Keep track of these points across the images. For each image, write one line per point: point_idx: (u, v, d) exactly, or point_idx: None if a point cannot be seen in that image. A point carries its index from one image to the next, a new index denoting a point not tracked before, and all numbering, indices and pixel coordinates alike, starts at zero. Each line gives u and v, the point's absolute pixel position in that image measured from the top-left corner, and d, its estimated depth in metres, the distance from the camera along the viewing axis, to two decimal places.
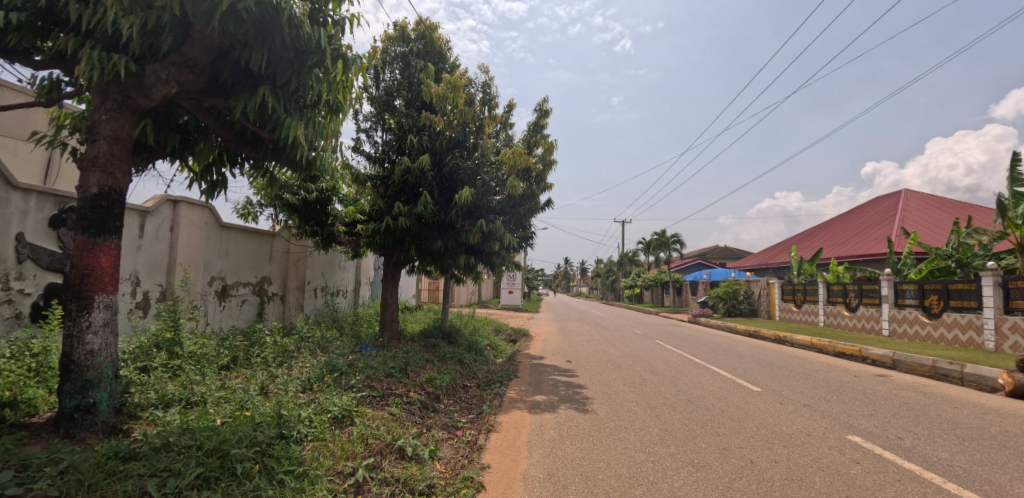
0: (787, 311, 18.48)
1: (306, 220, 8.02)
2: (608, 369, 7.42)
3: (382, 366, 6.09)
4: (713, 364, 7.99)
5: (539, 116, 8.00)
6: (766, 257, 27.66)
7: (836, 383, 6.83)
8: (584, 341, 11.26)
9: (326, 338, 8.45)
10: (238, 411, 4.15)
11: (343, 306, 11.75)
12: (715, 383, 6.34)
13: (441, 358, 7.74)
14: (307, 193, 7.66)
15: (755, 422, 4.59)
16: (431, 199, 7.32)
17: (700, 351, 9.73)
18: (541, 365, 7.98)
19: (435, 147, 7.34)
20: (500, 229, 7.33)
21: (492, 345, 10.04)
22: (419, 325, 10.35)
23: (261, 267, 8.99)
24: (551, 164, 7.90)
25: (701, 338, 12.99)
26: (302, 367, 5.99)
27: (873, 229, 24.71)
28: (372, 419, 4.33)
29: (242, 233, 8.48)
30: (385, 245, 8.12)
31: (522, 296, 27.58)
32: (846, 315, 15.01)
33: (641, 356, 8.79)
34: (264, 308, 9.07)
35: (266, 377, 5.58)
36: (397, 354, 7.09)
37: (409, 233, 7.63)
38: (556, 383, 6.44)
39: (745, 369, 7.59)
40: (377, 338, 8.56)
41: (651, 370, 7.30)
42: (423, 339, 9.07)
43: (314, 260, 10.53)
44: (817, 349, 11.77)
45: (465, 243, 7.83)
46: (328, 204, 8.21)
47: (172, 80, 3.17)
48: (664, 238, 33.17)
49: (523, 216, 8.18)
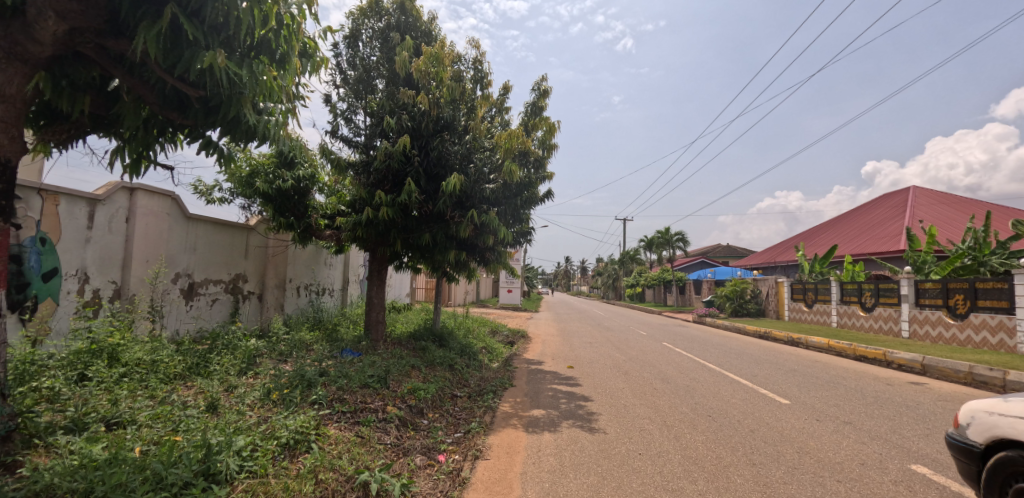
0: (798, 311, 17.70)
1: (281, 214, 7.27)
2: (614, 377, 6.66)
3: (359, 375, 5.35)
4: (730, 371, 7.24)
5: (537, 96, 7.23)
6: (772, 255, 26.90)
7: (871, 393, 6.05)
8: (587, 343, 10.50)
9: (304, 341, 7.71)
10: (169, 434, 3.41)
11: (329, 305, 11.00)
12: (736, 395, 5.58)
13: (430, 363, 7.00)
14: (281, 183, 6.91)
15: (794, 446, 3.84)
16: (418, 188, 6.58)
17: (712, 355, 8.97)
18: (540, 371, 7.22)
19: (420, 129, 6.60)
20: (494, 220, 6.55)
21: (487, 348, 9.27)
22: (409, 326, 9.60)
23: (235, 264, 8.25)
24: (551, 148, 7.14)
25: (711, 340, 12.21)
26: (267, 377, 5.25)
27: (884, 225, 23.92)
28: (334, 444, 3.59)
29: (213, 226, 7.74)
30: (368, 239, 7.37)
31: (522, 294, 26.87)
32: (862, 316, 14.23)
33: (649, 361, 8.04)
34: (239, 308, 8.32)
35: (222, 391, 4.82)
36: (379, 360, 6.35)
37: (395, 226, 6.89)
38: (556, 394, 5.68)
39: (767, 377, 6.81)
40: (360, 341, 7.81)
41: (662, 378, 6.53)
42: (411, 342, 8.33)
43: (296, 256, 9.79)
44: (835, 352, 11.02)
45: (456, 236, 7.07)
46: (306, 195, 7.47)
47: (49, 10, 2.51)
48: (666, 235, 32.39)
49: (520, 208, 7.41)
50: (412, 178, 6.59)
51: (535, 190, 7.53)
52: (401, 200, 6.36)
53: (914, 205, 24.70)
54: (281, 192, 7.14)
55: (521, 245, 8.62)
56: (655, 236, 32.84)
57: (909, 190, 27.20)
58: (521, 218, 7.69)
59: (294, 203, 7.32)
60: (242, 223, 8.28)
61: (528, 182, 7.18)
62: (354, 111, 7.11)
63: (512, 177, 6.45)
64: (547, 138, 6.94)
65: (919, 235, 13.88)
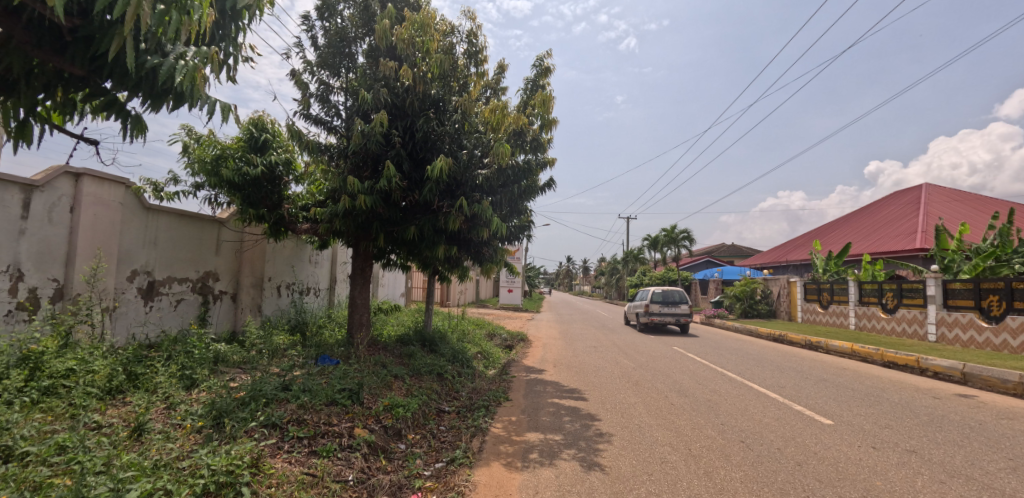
0: (812, 312, 16.88)
1: (252, 205, 6.52)
2: (623, 388, 5.87)
3: (324, 388, 4.57)
4: (753, 381, 6.44)
5: (538, 73, 6.45)
6: (781, 254, 26.03)
7: (922, 410, 5.24)
8: (591, 348, 9.72)
9: (277, 348, 6.92)
10: (59, 477, 2.64)
11: (314, 307, 10.22)
12: (767, 413, 4.80)
13: (415, 372, 6.22)
14: (247, 170, 6.13)
15: (858, 489, 3.05)
16: (400, 173, 5.84)
17: (729, 362, 8.18)
18: (539, 382, 6.43)
19: (402, 109, 5.87)
20: (488, 211, 5.76)
21: (482, 353, 8.50)
22: (398, 330, 8.82)
23: (204, 261, 7.47)
24: (552, 130, 6.35)
25: (723, 343, 11.41)
26: (219, 392, 4.47)
27: (898, 223, 23.07)
28: (276, 487, 2.81)
29: (177, 218, 6.98)
30: (348, 233, 6.61)
31: (522, 294, 26.11)
32: (883, 318, 13.41)
33: (660, 369, 7.27)
34: (209, 309, 7.55)
35: (157, 414, 4.04)
36: (356, 369, 5.57)
37: (375, 216, 6.18)
38: (557, 411, 4.90)
39: (798, 390, 5.99)
40: (339, 347, 7.02)
41: (677, 391, 5.74)
42: (398, 347, 7.57)
43: (276, 252, 9.00)
44: (860, 357, 10.19)
45: (446, 230, 6.28)
46: (280, 183, 6.72)
47: None
48: (671, 234, 31.52)
49: (517, 198, 6.62)
50: (394, 162, 5.85)
51: (534, 179, 6.75)
52: (380, 187, 5.63)
53: (928, 202, 23.84)
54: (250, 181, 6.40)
55: (520, 240, 7.83)
56: (659, 235, 31.98)
57: (921, 188, 26.34)
58: (519, 210, 6.90)
59: (268, 192, 6.57)
60: (214, 217, 7.53)
61: (525, 168, 6.41)
62: (331, 92, 6.42)
63: (504, 159, 5.69)
64: (547, 119, 6.16)
65: (943, 232, 13.06)
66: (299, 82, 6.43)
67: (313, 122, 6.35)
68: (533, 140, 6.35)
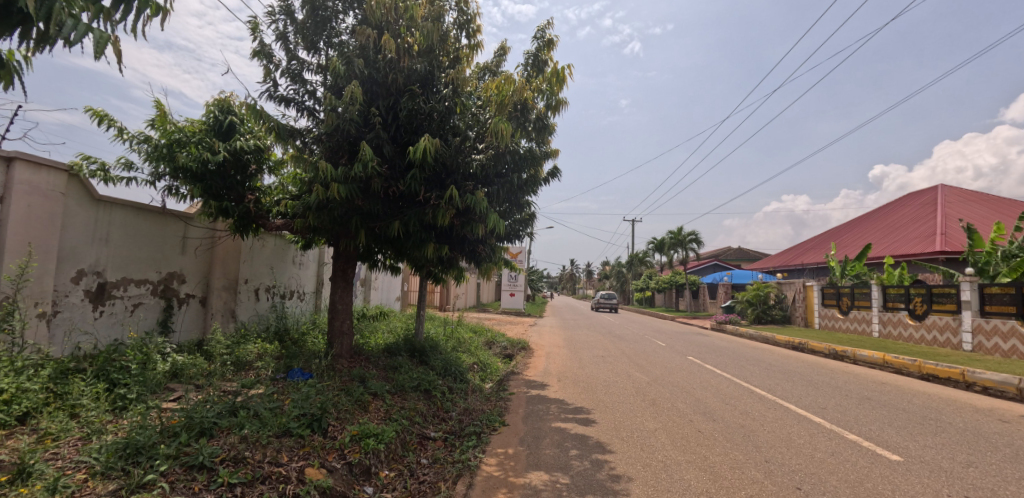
0: (831, 318, 15.98)
1: (214, 196, 5.77)
2: (639, 410, 5.03)
3: (277, 415, 3.76)
4: (788, 400, 5.60)
5: (540, 46, 5.65)
6: (793, 257, 25.10)
7: (999, 440, 4.38)
8: (598, 358, 8.86)
9: (244, 360, 6.11)
10: None
11: (296, 312, 9.43)
12: (819, 447, 3.95)
13: (400, 389, 5.41)
14: (207, 155, 5.37)
15: None
16: (379, 158, 5.04)
17: (753, 375, 7.33)
18: (542, 400, 5.60)
19: (384, 86, 5.11)
20: (483, 203, 4.92)
21: (479, 363, 7.68)
22: (385, 339, 8.01)
23: (169, 261, 6.70)
24: (560, 110, 5.54)
25: (740, 352, 10.54)
26: (148, 420, 3.64)
27: (916, 224, 22.10)
28: None
29: (134, 212, 6.22)
30: (325, 230, 5.80)
31: (525, 297, 25.36)
32: (912, 325, 12.51)
33: (678, 384, 6.43)
34: (173, 314, 6.77)
35: (49, 454, 3.17)
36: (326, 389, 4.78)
37: (354, 208, 5.38)
38: (562, 440, 4.08)
39: (844, 413, 5.14)
40: (315, 358, 6.21)
41: (704, 414, 4.91)
42: (383, 359, 6.75)
43: (254, 252, 8.20)
44: (893, 369, 9.29)
45: (434, 226, 5.49)
46: (248, 173, 5.93)
47: None
48: (678, 236, 30.56)
49: (517, 190, 5.80)
50: (373, 145, 5.05)
51: (537, 167, 5.92)
52: (356, 174, 4.85)
53: (945, 204, 22.88)
54: (210, 169, 5.65)
55: (521, 239, 7.01)
56: (665, 237, 31.13)
57: (937, 190, 25.35)
58: (522, 204, 6.07)
59: (234, 181, 5.82)
60: (180, 211, 6.74)
61: (528, 154, 5.58)
62: (306, 69, 5.68)
63: (504, 140, 4.83)
64: (556, 96, 5.35)
65: (977, 233, 12.14)
66: (269, 57, 5.70)
67: (282, 103, 5.62)
68: (537, 120, 5.52)
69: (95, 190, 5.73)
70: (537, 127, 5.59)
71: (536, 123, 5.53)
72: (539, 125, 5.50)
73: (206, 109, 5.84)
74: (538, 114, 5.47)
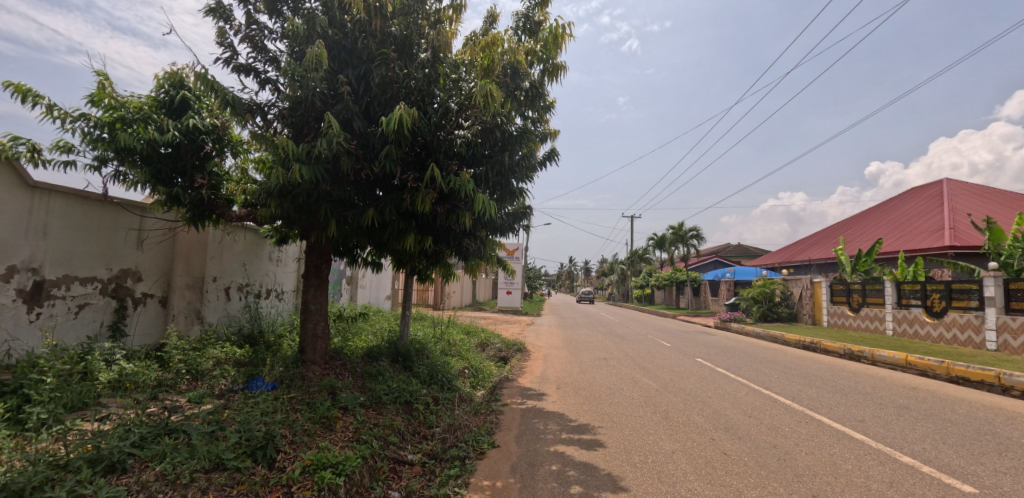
0: (840, 316, 15.37)
1: (164, 182, 5.04)
2: (652, 425, 4.36)
3: (213, 443, 3.08)
4: (818, 411, 4.92)
5: (533, 5, 4.91)
6: (797, 253, 24.45)
7: None
8: (600, 361, 8.18)
9: (202, 368, 5.39)
10: None
11: (274, 312, 8.69)
12: (872, 475, 3.28)
13: (376, 401, 4.70)
14: (153, 134, 4.65)
15: None
16: (348, 134, 4.34)
17: (772, 379, 6.66)
18: (539, 413, 4.91)
19: (355, 52, 4.38)
20: (469, 186, 4.22)
21: (470, 368, 6.99)
22: (368, 342, 7.29)
23: (122, 257, 5.96)
24: (558, 76, 4.87)
25: (752, 352, 9.87)
26: (49, 451, 2.92)
27: (924, 218, 21.48)
28: None
29: (78, 201, 5.48)
30: (291, 220, 5.09)
31: (523, 295, 24.71)
32: (929, 323, 11.89)
33: (692, 391, 5.74)
34: (126, 317, 6.04)
35: None
36: (284, 410, 4.08)
37: (321, 194, 4.68)
38: (562, 469, 3.39)
39: (886, 428, 4.47)
40: (283, 366, 5.51)
41: (727, 430, 4.23)
42: (362, 365, 6.06)
43: (223, 247, 7.46)
44: (916, 370, 8.64)
45: (415, 213, 4.77)
46: (205, 155, 5.20)
47: None
48: (679, 232, 29.83)
49: (510, 174, 5.06)
50: (342, 119, 4.34)
51: (532, 147, 5.23)
52: (321, 152, 4.13)
53: (953, 198, 22.28)
54: (158, 151, 4.92)
55: (515, 232, 6.33)
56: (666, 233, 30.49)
57: (942, 183, 24.78)
58: (515, 192, 5.36)
59: (187, 165, 5.09)
60: (135, 201, 6.01)
61: (522, 131, 4.87)
62: (267, 35, 4.93)
63: (493, 107, 4.12)
64: (554, 61, 4.70)
65: (998, 225, 11.50)
66: (226, 21, 4.97)
67: (240, 73, 4.87)
68: (530, 87, 4.73)
69: (28, 175, 4.98)
70: (531, 98, 4.81)
71: (530, 92, 4.75)
72: (533, 93, 4.71)
73: (156, 83, 5.12)
74: (531, 80, 4.69)
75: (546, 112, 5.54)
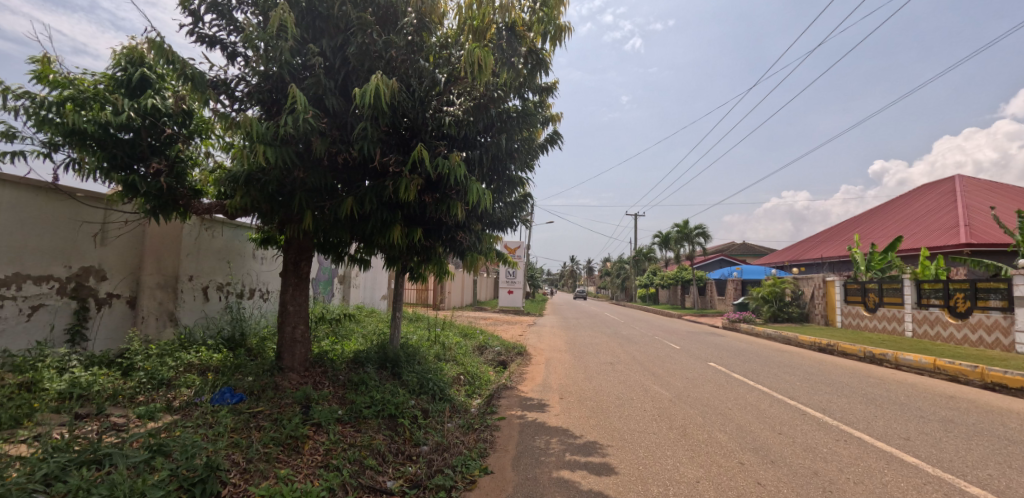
0: (855, 316, 14.75)
1: (121, 169, 4.51)
2: (669, 445, 3.79)
3: (140, 476, 2.54)
4: (856, 427, 4.34)
5: None
6: (807, 251, 23.82)
7: None
8: (607, 366, 7.62)
9: (165, 377, 4.82)
10: None
11: (257, 314, 8.14)
12: None
13: (354, 416, 4.15)
14: (102, 113, 4.12)
15: None
16: (319, 112, 3.78)
17: (795, 387, 6.08)
18: (540, 429, 4.35)
19: (330, 20, 3.75)
20: (460, 169, 3.63)
21: (466, 374, 6.42)
22: (357, 346, 6.73)
23: (84, 254, 5.43)
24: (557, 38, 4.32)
25: (767, 356, 9.31)
26: None
27: (939, 215, 20.83)
28: None
29: (29, 191, 4.92)
30: (263, 212, 4.53)
31: (524, 295, 24.17)
32: (952, 324, 11.27)
33: (710, 402, 5.16)
34: (88, 319, 5.51)
35: None
36: (245, 431, 3.54)
37: (294, 181, 4.13)
38: None
39: (939, 449, 3.88)
40: (257, 373, 4.96)
41: (757, 452, 3.65)
42: (346, 372, 5.50)
43: (201, 244, 6.91)
44: (947, 376, 8.04)
45: (400, 202, 4.20)
46: (166, 139, 4.65)
47: None
48: (685, 229, 29.22)
49: (507, 159, 4.47)
50: (313, 95, 3.78)
51: (533, 130, 4.69)
52: (287, 131, 3.57)
53: (968, 193, 21.62)
54: (112, 134, 4.37)
55: (515, 227, 5.75)
56: (670, 231, 29.88)
57: (955, 179, 24.10)
58: (513, 181, 4.79)
59: (147, 150, 4.55)
60: (96, 192, 5.46)
61: (521, 111, 4.31)
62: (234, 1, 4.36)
63: (487, 75, 3.57)
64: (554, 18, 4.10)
65: None
66: None
67: (203, 45, 4.31)
68: (530, 54, 4.14)
69: None
70: (531, 70, 4.24)
71: (529, 62, 4.18)
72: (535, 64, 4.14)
73: (112, 59, 4.56)
74: (530, 44, 4.09)
75: (548, 94, 5.01)
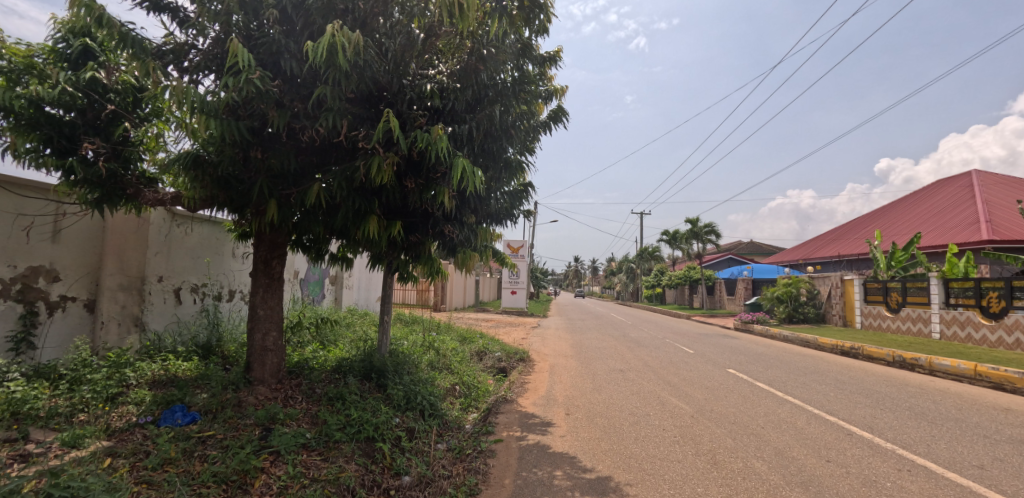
0: (876, 317, 14.01)
1: (58, 153, 3.90)
2: (699, 479, 3.13)
3: None
4: (917, 454, 3.66)
5: None
6: (820, 249, 23.01)
7: None
8: (617, 374, 6.96)
9: (112, 391, 4.22)
10: None
11: (238, 318, 7.52)
12: None
13: (323, 441, 3.51)
14: (27, 85, 3.52)
15: None
16: (277, 79, 3.17)
17: (831, 400, 5.40)
18: (543, 455, 3.70)
19: None
20: (443, 145, 2.99)
21: (461, 385, 5.77)
22: (342, 354, 6.09)
23: (30, 253, 4.84)
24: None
25: (789, 360, 8.61)
26: None
27: (958, 210, 20.00)
28: None
29: None
30: (221, 202, 3.91)
31: (527, 295, 23.53)
32: (985, 325, 10.51)
33: (739, 420, 4.49)
34: (37, 325, 4.91)
35: None
36: (183, 465, 2.92)
37: (253, 163, 3.51)
38: None
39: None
40: (220, 387, 4.34)
41: (807, 489, 3.00)
42: (323, 386, 4.86)
43: (173, 241, 6.28)
44: (991, 384, 7.31)
45: (374, 188, 3.57)
46: (112, 119, 4.04)
47: None
48: (694, 227, 28.44)
49: (503, 136, 3.83)
50: (269, 58, 3.16)
51: (532, 103, 4.06)
52: (233, 98, 2.96)
53: (988, 188, 20.78)
54: (44, 112, 3.76)
55: (516, 220, 5.08)
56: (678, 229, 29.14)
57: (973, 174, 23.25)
58: (511, 165, 4.14)
59: (87, 131, 3.94)
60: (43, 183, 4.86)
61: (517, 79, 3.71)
62: None
63: (470, 21, 2.94)
64: None
65: None
66: None
67: (146, 6, 3.67)
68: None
69: None
70: (526, 17, 3.47)
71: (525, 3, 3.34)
72: (531, 6, 3.32)
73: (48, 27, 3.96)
74: None
75: (550, 64, 4.40)
